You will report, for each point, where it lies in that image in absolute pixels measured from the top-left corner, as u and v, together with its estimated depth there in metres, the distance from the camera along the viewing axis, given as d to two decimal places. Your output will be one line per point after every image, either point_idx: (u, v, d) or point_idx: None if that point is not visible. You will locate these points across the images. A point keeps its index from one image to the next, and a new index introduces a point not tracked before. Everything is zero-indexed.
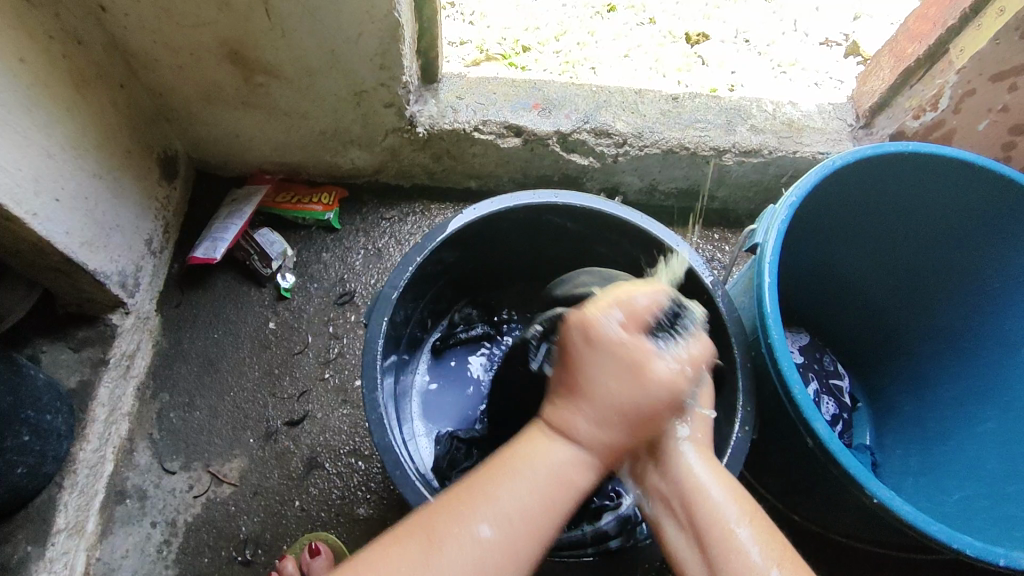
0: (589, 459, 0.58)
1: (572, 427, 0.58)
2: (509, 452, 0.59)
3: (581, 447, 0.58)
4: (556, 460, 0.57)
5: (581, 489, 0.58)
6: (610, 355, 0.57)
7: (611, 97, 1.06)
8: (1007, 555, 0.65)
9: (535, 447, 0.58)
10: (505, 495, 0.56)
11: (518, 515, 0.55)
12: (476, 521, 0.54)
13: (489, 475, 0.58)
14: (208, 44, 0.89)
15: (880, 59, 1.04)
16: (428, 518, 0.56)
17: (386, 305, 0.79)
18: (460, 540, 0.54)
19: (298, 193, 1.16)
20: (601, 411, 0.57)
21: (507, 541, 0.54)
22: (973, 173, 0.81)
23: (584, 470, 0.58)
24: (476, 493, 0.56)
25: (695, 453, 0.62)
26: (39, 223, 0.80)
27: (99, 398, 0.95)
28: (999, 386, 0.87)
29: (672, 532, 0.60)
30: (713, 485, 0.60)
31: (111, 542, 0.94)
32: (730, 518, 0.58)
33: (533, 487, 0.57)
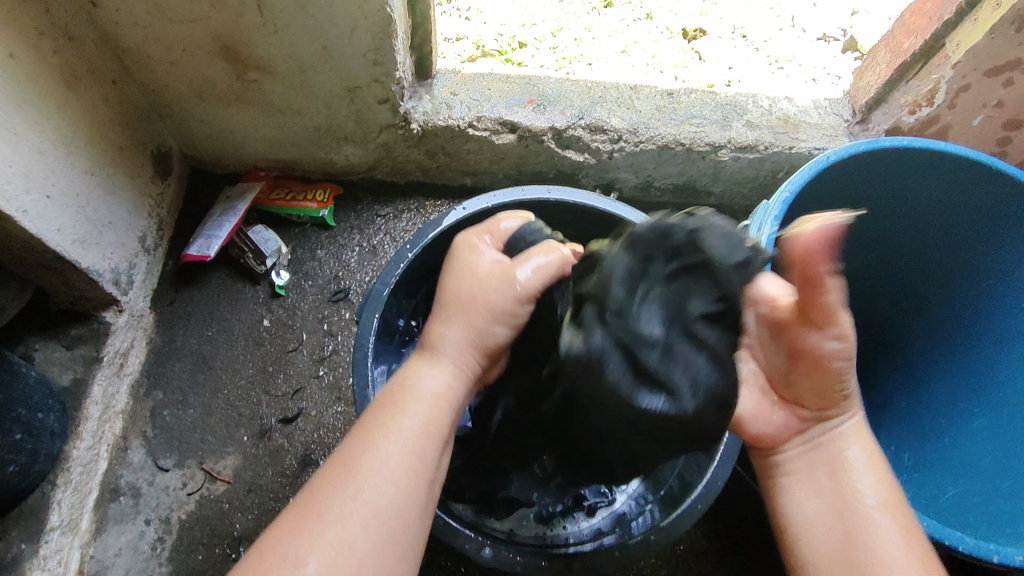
0: (452, 380, 0.63)
1: (438, 343, 0.64)
2: (387, 389, 0.63)
3: (446, 360, 0.63)
4: (426, 386, 0.62)
5: (452, 405, 0.63)
6: (471, 264, 0.66)
7: (606, 93, 1.06)
8: (1000, 552, 0.65)
9: (403, 379, 0.63)
10: (389, 431, 0.59)
11: (403, 450, 0.59)
12: (361, 467, 0.57)
13: (374, 415, 0.61)
14: (200, 40, 0.88)
15: (876, 54, 1.03)
16: (324, 475, 0.58)
17: (378, 302, 0.79)
18: (355, 479, 0.57)
19: (292, 190, 1.16)
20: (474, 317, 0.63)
21: (399, 466, 0.58)
22: (967, 168, 0.81)
23: (451, 385, 0.63)
24: (354, 440, 0.59)
25: (855, 433, 0.68)
26: (29, 220, 0.80)
27: (93, 396, 0.94)
28: (994, 382, 0.87)
29: (802, 507, 0.67)
30: (861, 463, 0.67)
31: (104, 540, 0.94)
32: (871, 500, 0.64)
33: (414, 414, 0.60)
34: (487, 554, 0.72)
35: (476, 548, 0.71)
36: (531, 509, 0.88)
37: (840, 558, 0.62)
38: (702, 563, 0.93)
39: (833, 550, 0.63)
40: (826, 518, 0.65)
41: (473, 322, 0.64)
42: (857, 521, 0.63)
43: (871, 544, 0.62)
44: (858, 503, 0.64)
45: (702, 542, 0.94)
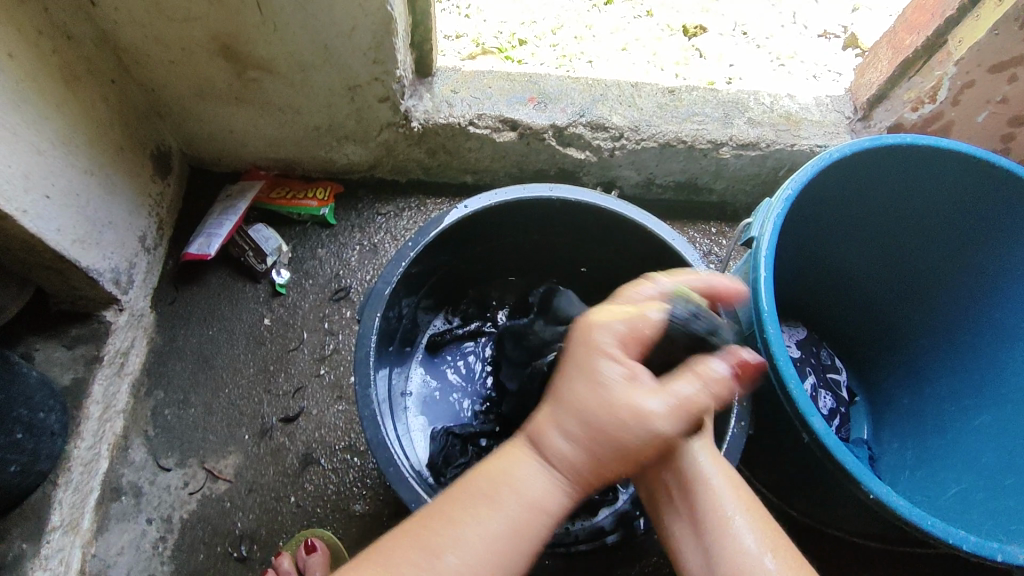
0: (560, 482, 0.54)
1: (545, 446, 0.55)
2: (485, 471, 0.56)
3: (553, 473, 0.54)
4: (528, 479, 0.54)
5: (553, 514, 0.54)
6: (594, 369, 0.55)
7: (608, 91, 1.05)
8: (1004, 550, 0.65)
9: (503, 470, 0.55)
10: (478, 524, 0.52)
11: (489, 550, 0.52)
12: (443, 554, 0.51)
13: (455, 498, 0.55)
14: (199, 39, 0.88)
15: (878, 51, 1.03)
16: (395, 543, 0.53)
17: (378, 301, 0.78)
18: (426, 565, 0.51)
19: (293, 188, 1.16)
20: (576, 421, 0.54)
21: (506, 540, 0.53)
22: (971, 166, 0.80)
23: (558, 493, 0.54)
24: (442, 517, 0.53)
25: (707, 452, 0.60)
26: (29, 220, 0.79)
27: (93, 395, 0.94)
28: (996, 379, 0.87)
29: (675, 524, 0.59)
30: (722, 488, 0.58)
31: (106, 539, 0.94)
32: (728, 511, 0.57)
33: (510, 515, 0.53)
34: None
35: None
36: None
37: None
38: None
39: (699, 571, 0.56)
40: (698, 544, 0.57)
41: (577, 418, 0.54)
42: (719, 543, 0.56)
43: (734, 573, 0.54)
44: (723, 523, 0.56)
45: None
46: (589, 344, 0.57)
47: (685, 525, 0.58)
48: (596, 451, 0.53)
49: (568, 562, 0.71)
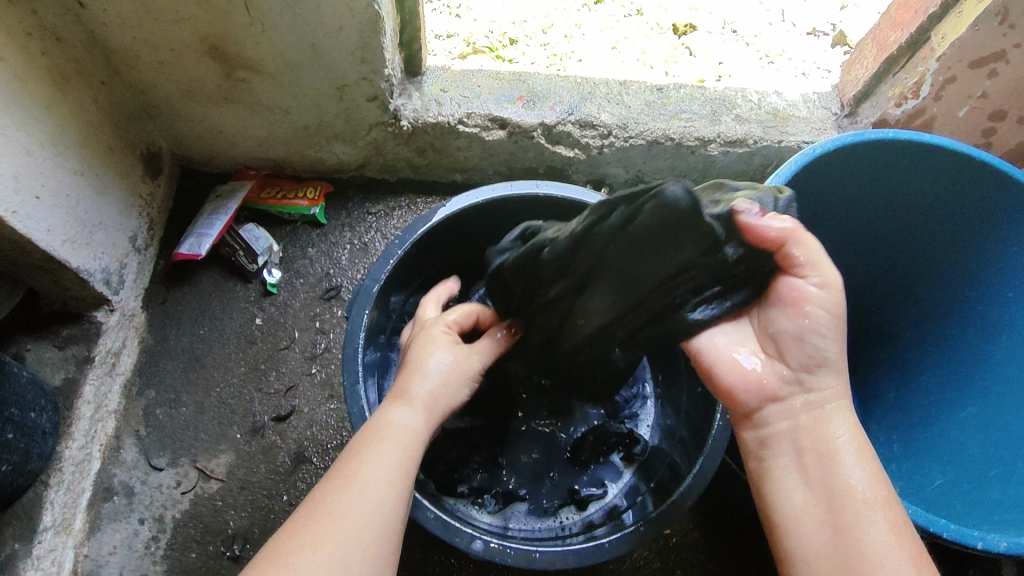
0: (421, 425, 0.66)
1: (413, 386, 0.68)
2: (370, 424, 0.66)
3: (420, 400, 0.67)
4: (403, 420, 0.65)
5: (424, 444, 0.65)
6: (429, 337, 0.73)
7: (596, 89, 1.06)
8: (985, 539, 0.65)
9: (380, 416, 0.66)
10: (375, 456, 0.61)
11: (385, 475, 0.60)
12: (353, 477, 0.59)
13: (354, 444, 0.63)
14: (188, 40, 0.88)
15: (864, 47, 1.04)
16: (312, 490, 0.60)
17: (367, 299, 0.79)
18: (346, 490, 0.58)
19: (283, 188, 1.16)
20: (427, 367, 0.70)
21: (387, 480, 0.60)
22: (954, 161, 0.81)
23: (420, 427, 0.65)
24: (346, 459, 0.62)
25: (845, 423, 0.61)
26: (18, 221, 0.80)
27: (84, 396, 0.94)
28: (981, 372, 0.88)
29: (788, 500, 0.60)
30: (852, 456, 0.60)
31: (98, 539, 0.94)
32: (860, 496, 0.58)
33: (396, 445, 0.63)
34: (479, 547, 0.71)
35: (467, 542, 0.71)
36: (523, 504, 0.87)
37: (833, 557, 0.56)
38: (694, 553, 0.93)
39: (820, 549, 0.57)
40: (815, 511, 0.59)
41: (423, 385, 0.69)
42: (845, 538, 0.56)
43: (860, 553, 0.55)
44: (854, 506, 0.57)
45: (695, 533, 0.94)
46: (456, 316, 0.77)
47: (789, 497, 0.60)
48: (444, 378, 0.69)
49: (556, 554, 0.71)
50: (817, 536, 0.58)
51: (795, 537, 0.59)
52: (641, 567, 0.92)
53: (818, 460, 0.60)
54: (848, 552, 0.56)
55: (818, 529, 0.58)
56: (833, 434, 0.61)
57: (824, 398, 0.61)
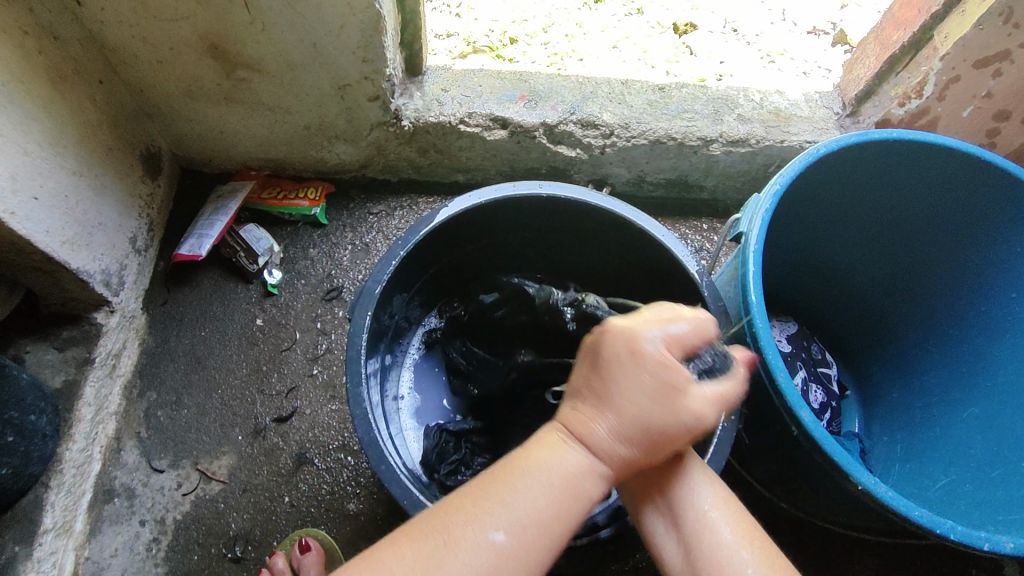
0: (599, 466, 0.58)
1: (587, 438, 0.58)
2: (522, 454, 0.59)
3: (598, 465, 0.58)
4: (573, 464, 0.57)
5: (603, 481, 0.58)
6: None
7: (598, 88, 1.06)
8: (991, 540, 0.65)
9: (544, 456, 0.58)
10: (518, 493, 0.56)
11: (535, 510, 0.56)
12: (472, 533, 0.54)
13: (497, 482, 0.57)
14: (188, 39, 0.88)
15: (865, 47, 1.04)
16: (439, 518, 0.56)
17: (370, 300, 0.78)
18: (468, 546, 0.54)
19: (284, 189, 1.16)
20: (626, 428, 0.57)
21: (529, 529, 0.55)
22: (957, 160, 0.81)
23: (593, 473, 0.57)
24: (491, 482, 0.57)
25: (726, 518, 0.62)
26: (17, 221, 0.79)
27: (84, 397, 0.94)
28: (984, 372, 0.88)
29: (666, 551, 0.63)
30: (723, 523, 0.62)
31: (99, 542, 0.94)
32: (728, 547, 0.60)
33: (546, 486, 0.56)
34: None
35: None
36: None
37: None
38: None
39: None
40: (683, 556, 0.61)
41: (629, 428, 0.57)
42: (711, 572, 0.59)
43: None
44: (732, 562, 0.59)
45: None
46: (630, 355, 0.58)
47: (666, 551, 0.63)
48: (640, 443, 0.58)
49: (560, 556, 0.71)
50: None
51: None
52: (645, 568, 0.92)
53: (672, 506, 0.63)
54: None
55: (687, 574, 0.61)
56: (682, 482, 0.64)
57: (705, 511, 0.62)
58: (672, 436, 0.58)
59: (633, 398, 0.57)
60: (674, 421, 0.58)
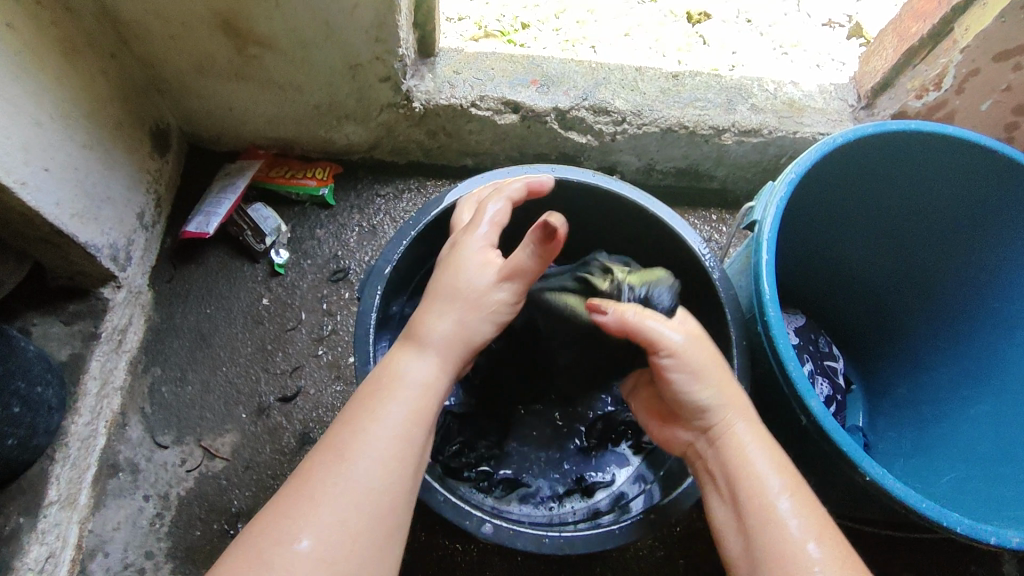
0: (440, 365, 0.62)
1: (426, 335, 0.63)
2: (374, 377, 0.62)
3: (436, 353, 0.63)
4: (410, 374, 0.61)
5: (439, 394, 0.62)
6: (459, 263, 0.66)
7: (610, 74, 1.05)
8: (998, 534, 0.65)
9: (390, 367, 0.62)
10: (380, 413, 0.58)
11: (394, 442, 0.56)
12: (350, 450, 0.55)
13: (357, 404, 0.59)
14: (201, 13, 0.87)
15: (883, 38, 1.02)
16: (307, 461, 0.56)
17: (379, 280, 0.78)
18: (344, 464, 0.54)
19: (292, 168, 1.15)
20: (456, 308, 0.64)
21: (388, 450, 0.56)
22: (975, 154, 0.80)
23: (442, 371, 0.62)
24: (342, 425, 0.57)
25: (748, 434, 0.63)
26: (27, 193, 0.79)
27: (90, 371, 0.94)
28: (994, 369, 0.88)
29: (718, 507, 0.62)
30: (760, 455, 0.61)
31: (103, 515, 0.94)
32: (771, 489, 0.59)
33: (400, 399, 0.59)
34: (489, 530, 0.71)
35: (477, 525, 0.71)
36: (529, 489, 0.87)
37: (749, 555, 0.58)
38: (698, 541, 0.94)
39: (737, 548, 0.59)
40: (732, 522, 0.60)
41: (462, 306, 0.64)
42: (756, 523, 0.58)
43: (767, 544, 0.57)
44: (766, 501, 0.58)
45: (700, 523, 0.94)
46: (454, 245, 0.69)
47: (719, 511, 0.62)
48: (470, 315, 0.64)
49: (567, 542, 0.71)
50: (738, 541, 0.59)
51: (725, 544, 0.60)
52: (645, 554, 0.93)
53: (732, 460, 0.62)
54: (762, 540, 0.57)
55: (738, 536, 0.59)
56: (735, 429, 0.63)
57: (725, 413, 0.63)
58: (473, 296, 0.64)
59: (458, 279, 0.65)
60: (468, 297, 0.64)
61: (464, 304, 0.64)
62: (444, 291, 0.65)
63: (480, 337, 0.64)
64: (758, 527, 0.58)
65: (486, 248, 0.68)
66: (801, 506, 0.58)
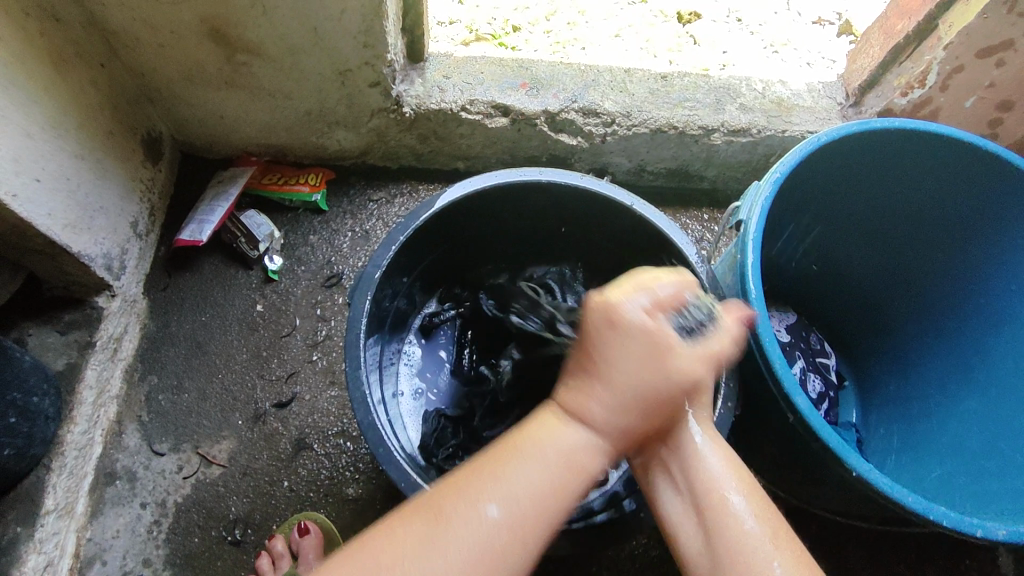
0: (601, 444, 0.57)
1: (581, 413, 0.57)
2: (519, 431, 0.57)
3: (590, 433, 0.57)
4: (569, 444, 0.56)
5: (591, 478, 0.56)
6: (619, 340, 0.56)
7: (600, 76, 1.05)
8: (984, 527, 0.66)
9: (538, 431, 0.57)
10: (516, 485, 0.54)
11: (530, 505, 0.53)
12: (483, 506, 0.53)
13: (493, 455, 0.56)
14: (190, 22, 0.87)
15: (869, 36, 1.03)
16: (432, 499, 0.54)
17: (369, 284, 0.78)
18: (476, 519, 0.52)
19: (284, 174, 1.16)
20: (618, 396, 0.56)
21: (526, 518, 0.53)
22: (959, 151, 0.81)
23: (598, 455, 0.56)
24: (478, 471, 0.55)
25: (706, 438, 0.61)
26: (19, 204, 0.79)
27: (86, 380, 0.94)
28: (983, 364, 0.88)
29: (670, 502, 0.60)
30: (710, 451, 0.60)
31: (101, 523, 0.95)
32: (723, 487, 0.58)
33: (543, 472, 0.55)
34: None
35: None
36: None
37: (705, 553, 0.56)
38: None
39: (699, 550, 0.57)
40: (692, 517, 0.58)
41: (626, 397, 0.56)
42: (712, 520, 0.57)
43: (726, 541, 0.56)
44: (716, 498, 0.58)
45: None
46: (607, 322, 0.57)
47: (671, 508, 0.60)
48: (631, 410, 0.56)
49: (554, 541, 0.72)
50: (695, 539, 0.58)
51: (679, 543, 0.59)
52: (641, 554, 0.93)
53: (682, 463, 0.60)
54: (718, 542, 0.56)
55: (695, 530, 0.58)
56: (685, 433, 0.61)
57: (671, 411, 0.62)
58: (666, 398, 0.57)
59: (626, 365, 0.56)
60: (660, 385, 0.56)
61: (635, 394, 0.56)
62: (609, 375, 0.56)
63: (646, 423, 0.57)
64: (712, 528, 0.57)
65: (647, 309, 0.57)
66: (750, 497, 0.58)
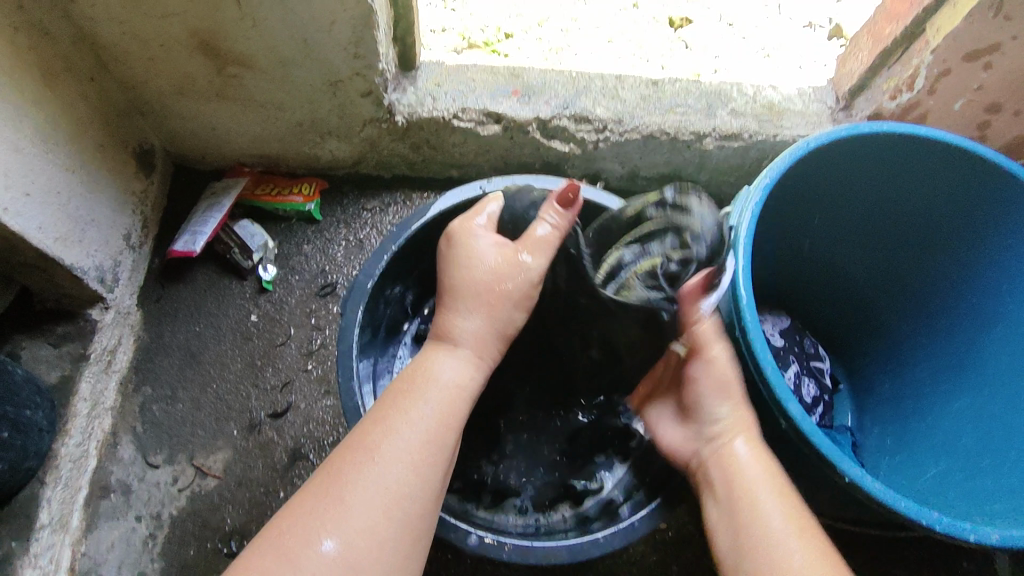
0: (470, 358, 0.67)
1: (454, 334, 0.67)
2: (406, 378, 0.65)
3: (465, 350, 0.67)
4: (445, 376, 0.65)
5: (468, 397, 0.65)
6: (471, 249, 0.70)
7: (591, 83, 1.05)
8: (977, 531, 0.66)
9: (423, 367, 0.66)
10: (405, 422, 0.61)
11: (420, 440, 0.60)
12: (378, 448, 0.58)
13: (383, 407, 0.63)
14: (179, 35, 0.87)
15: (859, 40, 1.03)
16: (333, 461, 0.59)
17: (361, 295, 0.78)
18: (372, 463, 0.58)
19: (277, 184, 1.16)
20: (470, 302, 0.68)
21: (417, 452, 0.59)
22: (947, 154, 0.81)
23: (469, 369, 0.66)
24: (370, 425, 0.61)
25: (748, 455, 0.71)
26: (9, 218, 0.79)
27: (80, 392, 0.94)
28: (975, 366, 0.88)
29: (711, 509, 0.69)
30: (768, 490, 0.67)
31: (96, 536, 0.94)
32: (775, 518, 0.64)
33: (432, 401, 0.63)
34: (474, 542, 0.71)
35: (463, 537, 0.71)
36: (518, 500, 0.88)
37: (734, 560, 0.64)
38: (689, 545, 0.94)
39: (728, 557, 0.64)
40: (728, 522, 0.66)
41: (475, 299, 0.68)
42: (750, 537, 0.64)
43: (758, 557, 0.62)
44: (761, 521, 0.64)
45: (690, 526, 0.95)
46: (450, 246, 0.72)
47: (715, 514, 0.68)
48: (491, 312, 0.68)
49: (549, 549, 0.71)
50: (729, 541, 0.65)
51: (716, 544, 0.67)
52: (638, 560, 0.93)
53: (733, 477, 0.69)
54: (752, 546, 0.63)
55: (731, 535, 0.65)
56: (733, 445, 0.72)
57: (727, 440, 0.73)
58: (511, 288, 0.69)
59: (469, 270, 0.69)
60: (501, 280, 0.69)
61: (479, 295, 0.68)
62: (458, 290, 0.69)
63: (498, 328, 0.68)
64: (754, 539, 0.63)
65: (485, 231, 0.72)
66: (803, 532, 0.63)
